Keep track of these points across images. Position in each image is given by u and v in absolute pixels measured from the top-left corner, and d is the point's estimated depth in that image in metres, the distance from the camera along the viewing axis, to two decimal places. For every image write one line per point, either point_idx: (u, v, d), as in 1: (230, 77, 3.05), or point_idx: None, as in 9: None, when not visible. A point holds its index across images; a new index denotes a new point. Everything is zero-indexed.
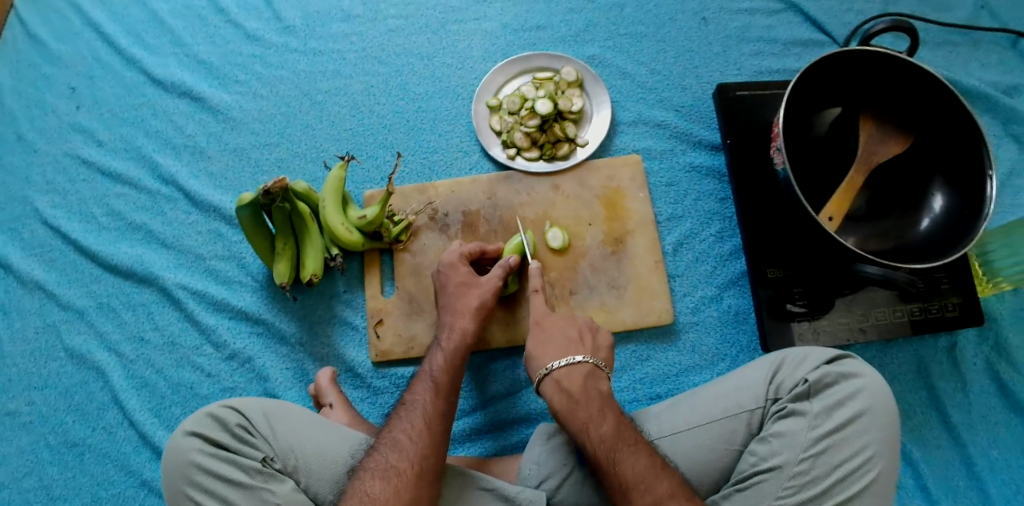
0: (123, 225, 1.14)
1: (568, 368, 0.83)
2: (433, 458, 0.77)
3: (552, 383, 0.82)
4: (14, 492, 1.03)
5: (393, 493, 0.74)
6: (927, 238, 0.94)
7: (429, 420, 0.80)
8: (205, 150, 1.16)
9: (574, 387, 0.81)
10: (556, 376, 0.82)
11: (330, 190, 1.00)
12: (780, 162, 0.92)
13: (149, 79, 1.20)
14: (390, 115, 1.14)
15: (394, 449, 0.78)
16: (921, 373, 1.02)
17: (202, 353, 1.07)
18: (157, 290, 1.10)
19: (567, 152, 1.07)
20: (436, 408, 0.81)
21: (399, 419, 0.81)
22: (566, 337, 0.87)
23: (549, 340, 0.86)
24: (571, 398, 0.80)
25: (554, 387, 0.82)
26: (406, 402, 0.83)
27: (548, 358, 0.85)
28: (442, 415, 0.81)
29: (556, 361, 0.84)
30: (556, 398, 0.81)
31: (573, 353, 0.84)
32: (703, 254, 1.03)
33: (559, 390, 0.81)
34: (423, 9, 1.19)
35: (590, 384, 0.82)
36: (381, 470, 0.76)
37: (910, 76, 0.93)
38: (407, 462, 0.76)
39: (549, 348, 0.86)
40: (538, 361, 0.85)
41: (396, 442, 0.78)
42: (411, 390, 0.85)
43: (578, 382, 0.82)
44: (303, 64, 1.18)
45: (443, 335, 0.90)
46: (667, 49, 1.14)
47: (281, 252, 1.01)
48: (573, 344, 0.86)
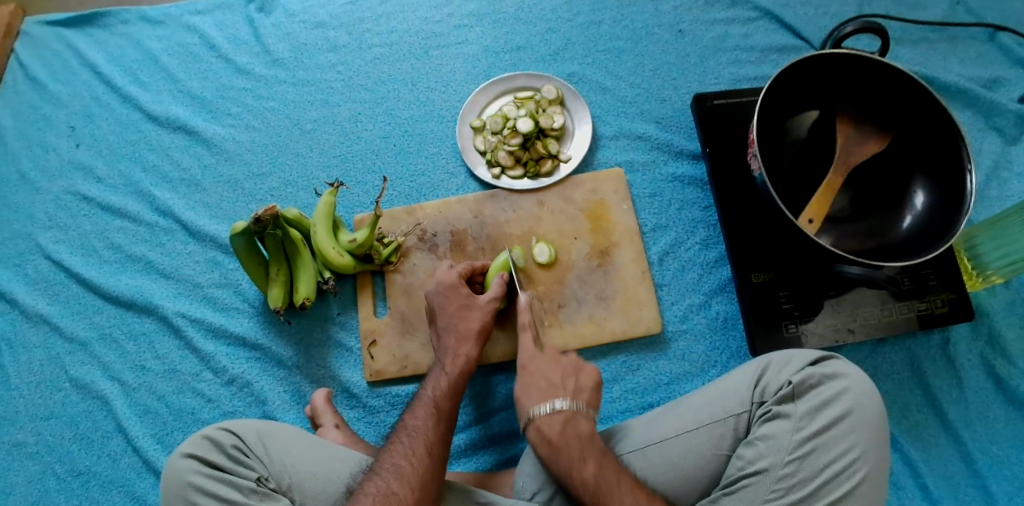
0: (124, 257, 1.18)
1: (547, 414, 0.83)
2: (433, 483, 0.77)
3: (533, 431, 0.82)
4: None
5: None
6: (910, 235, 0.93)
7: (431, 446, 0.79)
8: (200, 182, 1.20)
9: (554, 431, 0.81)
10: (535, 423, 0.83)
11: (321, 215, 1.03)
12: (757, 168, 0.92)
13: (144, 115, 1.25)
14: (377, 140, 1.17)
15: (395, 474, 0.76)
16: (914, 371, 1.02)
17: (202, 379, 1.10)
18: (158, 319, 1.13)
19: (551, 168, 1.09)
20: (436, 433, 0.81)
21: (397, 443, 0.80)
22: (547, 381, 0.87)
23: (532, 382, 0.88)
24: (552, 444, 0.80)
25: (536, 435, 0.82)
26: (404, 426, 0.82)
27: (532, 405, 0.85)
28: (442, 441, 0.81)
29: (536, 407, 0.84)
30: (540, 445, 0.81)
31: (553, 398, 0.84)
32: (690, 262, 1.05)
33: (541, 437, 0.81)
34: (406, 36, 1.23)
35: (571, 429, 0.81)
36: (381, 493, 0.74)
37: (884, 77, 0.93)
38: (407, 488, 0.75)
39: (533, 394, 0.86)
40: (523, 408, 0.86)
41: (398, 467, 0.77)
42: (407, 414, 0.84)
43: (559, 428, 0.81)
44: (292, 95, 1.22)
45: (445, 358, 0.91)
46: (646, 62, 1.16)
47: (275, 278, 1.04)
48: (555, 387, 0.86)
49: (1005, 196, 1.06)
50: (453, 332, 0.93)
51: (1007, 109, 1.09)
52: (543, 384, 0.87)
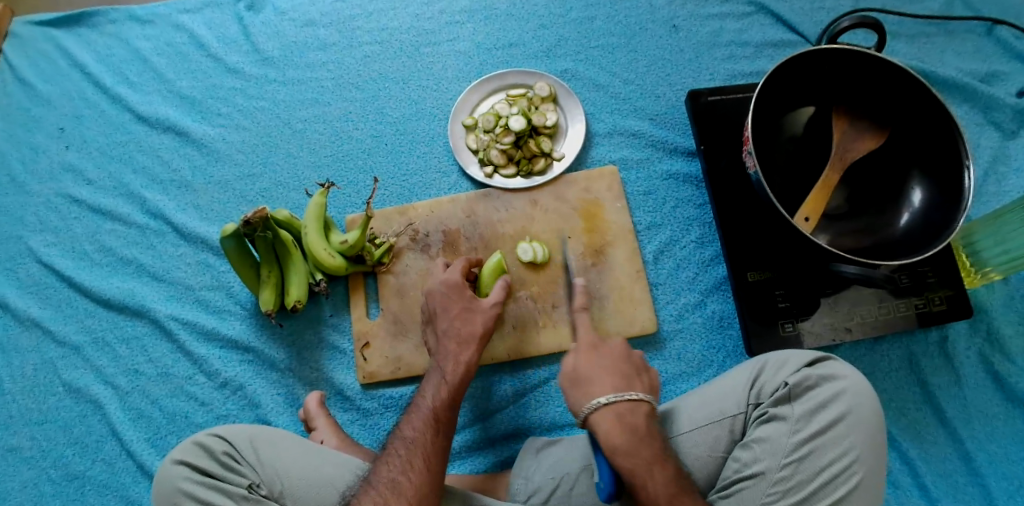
0: (115, 260, 1.17)
1: (630, 403, 0.79)
2: (430, 495, 0.76)
3: (611, 416, 0.78)
4: None
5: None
6: (907, 233, 0.92)
7: (428, 458, 0.78)
8: (191, 184, 1.19)
9: (636, 423, 0.78)
10: (618, 408, 0.79)
11: (312, 216, 1.02)
12: (751, 165, 0.91)
13: (134, 116, 1.24)
14: (369, 139, 1.16)
15: (390, 487, 0.76)
16: (912, 368, 1.01)
17: (195, 382, 1.09)
18: (150, 322, 1.12)
19: (544, 167, 1.07)
20: (433, 444, 0.80)
21: (394, 453, 0.79)
22: (621, 372, 0.83)
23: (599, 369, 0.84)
24: (635, 434, 0.77)
25: (615, 421, 0.78)
26: (400, 437, 0.81)
27: (600, 392, 0.81)
28: (440, 453, 0.80)
29: (613, 393, 0.80)
30: (615, 433, 0.77)
31: (631, 388, 0.81)
32: (685, 260, 1.03)
33: (621, 425, 0.78)
34: (397, 33, 1.21)
35: (649, 422, 0.79)
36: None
37: (881, 72, 0.92)
38: (402, 501, 0.75)
39: (604, 379, 0.82)
40: (589, 391, 0.81)
41: (394, 482, 0.76)
42: (403, 425, 0.83)
43: (641, 419, 0.79)
44: (282, 95, 1.21)
45: (446, 365, 0.89)
46: (640, 58, 1.15)
47: (266, 280, 1.03)
48: (628, 378, 0.83)
49: (1003, 191, 1.05)
50: (448, 336, 0.92)
51: (1004, 103, 1.08)
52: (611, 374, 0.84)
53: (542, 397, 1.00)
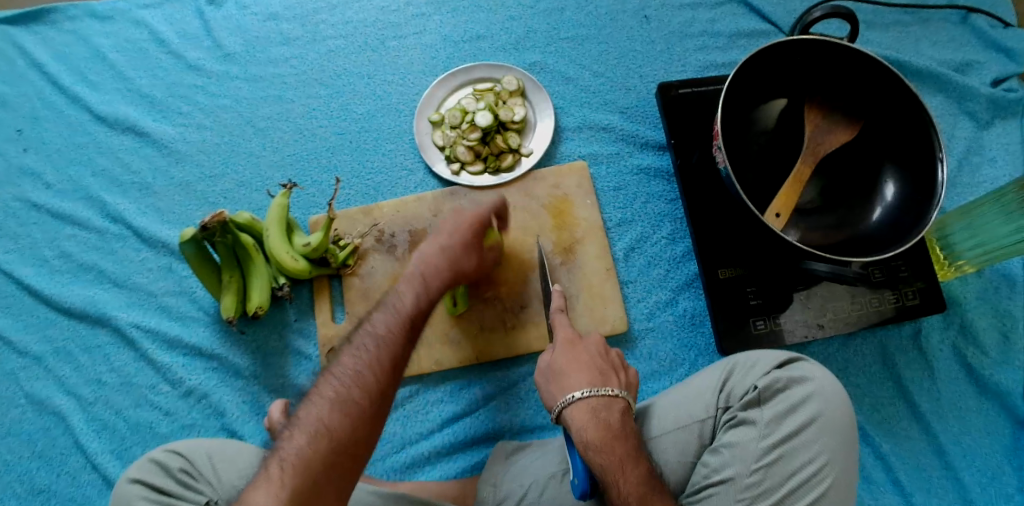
0: (75, 267, 1.13)
1: (606, 399, 0.76)
2: (388, 396, 0.72)
3: (587, 412, 0.75)
4: None
5: (350, 428, 0.68)
6: (881, 227, 0.90)
7: (395, 356, 0.74)
8: (152, 186, 1.15)
9: (613, 419, 0.75)
10: (592, 403, 0.76)
11: (274, 218, 0.99)
12: (722, 160, 0.89)
13: (93, 116, 1.19)
14: (333, 137, 1.12)
15: (354, 380, 0.71)
16: (886, 364, 0.99)
17: (158, 391, 1.06)
18: (112, 331, 1.09)
19: (511, 163, 1.05)
20: (399, 341, 0.75)
21: (359, 345, 0.74)
22: (599, 367, 0.80)
23: (580, 359, 0.80)
24: (610, 430, 0.73)
25: (590, 415, 0.75)
26: (369, 327, 0.76)
27: (575, 384, 0.78)
28: (404, 354, 0.75)
29: (588, 388, 0.77)
30: (592, 428, 0.73)
31: (608, 384, 0.78)
32: (656, 258, 1.01)
33: (596, 420, 0.74)
34: (362, 27, 1.18)
35: (627, 420, 0.76)
36: (338, 401, 0.70)
37: (854, 63, 0.90)
38: (364, 397, 0.71)
39: (580, 373, 0.79)
40: (565, 384, 0.78)
41: (358, 374, 0.71)
42: (372, 319, 0.77)
43: (618, 416, 0.75)
44: (244, 92, 1.17)
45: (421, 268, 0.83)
46: (610, 49, 1.12)
47: (227, 284, 1.00)
48: (608, 373, 0.80)
49: (977, 182, 1.04)
50: None
51: (979, 92, 1.06)
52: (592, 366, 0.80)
53: (512, 400, 0.98)
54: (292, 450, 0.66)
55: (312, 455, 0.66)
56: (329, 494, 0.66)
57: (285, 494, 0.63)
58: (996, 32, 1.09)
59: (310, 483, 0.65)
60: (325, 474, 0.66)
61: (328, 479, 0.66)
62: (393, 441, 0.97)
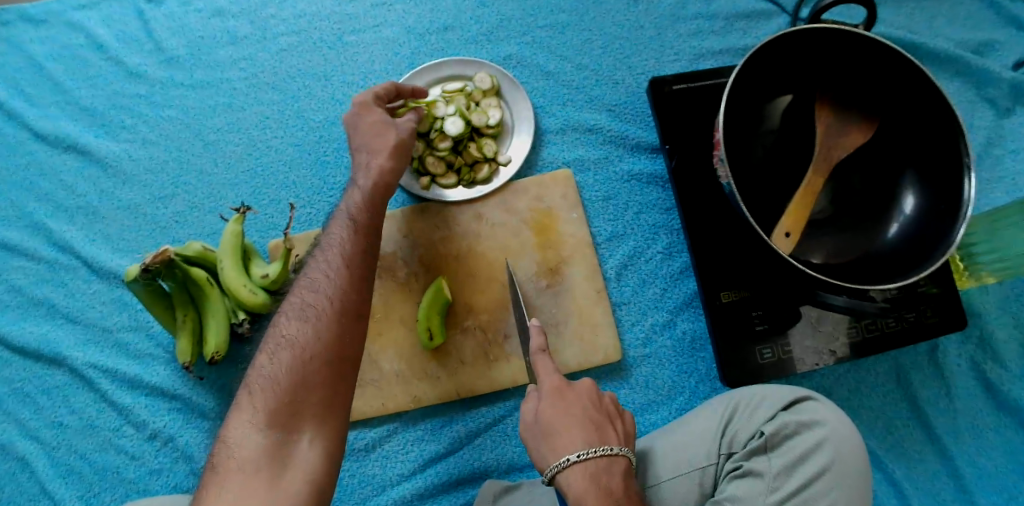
0: (24, 302, 1.04)
1: (606, 459, 0.69)
2: (354, 294, 0.72)
3: (585, 476, 0.68)
4: None
5: (313, 334, 0.68)
6: (897, 245, 0.80)
7: (348, 258, 0.74)
8: (99, 210, 1.05)
9: (615, 483, 0.68)
10: (591, 466, 0.68)
11: (227, 249, 0.90)
12: (723, 175, 0.79)
13: (31, 133, 1.08)
14: (291, 149, 1.01)
15: (311, 291, 0.71)
16: (899, 382, 0.91)
17: (122, 435, 0.99)
18: (69, 371, 1.01)
19: (488, 174, 0.93)
20: (353, 248, 0.74)
21: (316, 260, 0.74)
22: (593, 420, 0.73)
23: (568, 410, 0.73)
24: (612, 498, 0.66)
25: (588, 479, 0.68)
26: (323, 241, 0.76)
27: (571, 442, 0.70)
28: (362, 251, 0.75)
29: (585, 449, 0.69)
30: (592, 495, 0.66)
31: (606, 441, 0.71)
32: (651, 276, 0.92)
33: (596, 486, 0.67)
34: (316, 20, 1.05)
35: (630, 482, 0.69)
36: (298, 312, 0.70)
37: (874, 56, 0.79)
38: (325, 300, 0.71)
39: (574, 428, 0.71)
40: (558, 445, 0.70)
41: (313, 281, 0.72)
42: (327, 231, 0.77)
43: (620, 478, 0.68)
44: (191, 100, 1.06)
45: (360, 173, 0.81)
46: (594, 37, 1.00)
47: (182, 324, 0.91)
48: (603, 428, 0.73)
49: (999, 177, 0.93)
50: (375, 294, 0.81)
51: (1001, 77, 0.94)
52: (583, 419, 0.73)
53: (498, 437, 0.91)
54: (261, 374, 0.67)
55: (280, 369, 0.67)
56: (311, 409, 0.66)
57: (262, 420, 0.64)
58: (1018, 6, 0.97)
59: (285, 398, 0.65)
60: (298, 381, 0.66)
61: (305, 393, 0.66)
62: (372, 484, 0.90)
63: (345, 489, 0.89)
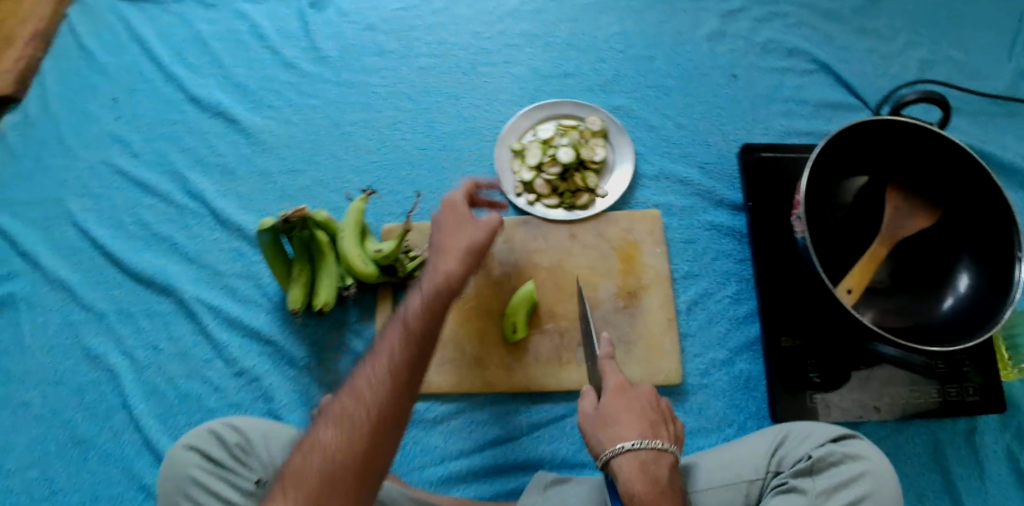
0: (150, 236, 1.19)
1: (655, 451, 0.76)
2: (394, 406, 0.70)
3: (637, 463, 0.75)
4: (19, 481, 1.07)
5: (346, 442, 0.67)
6: (950, 317, 0.90)
7: (396, 368, 0.72)
8: (235, 172, 1.20)
9: (661, 471, 0.75)
10: (642, 455, 0.76)
11: (350, 221, 1.02)
12: (800, 231, 0.89)
13: (187, 97, 1.26)
14: (415, 151, 1.15)
15: (354, 397, 0.71)
16: (935, 456, 0.97)
17: (211, 367, 1.10)
18: (175, 302, 1.14)
19: (587, 202, 1.06)
20: (403, 358, 0.73)
21: (364, 365, 0.73)
22: (649, 416, 0.80)
23: (627, 408, 0.81)
24: (657, 485, 0.73)
25: (638, 468, 0.75)
26: (375, 345, 0.75)
27: (630, 434, 0.78)
28: (411, 363, 0.73)
29: (639, 440, 0.77)
30: (639, 482, 0.73)
31: (658, 436, 0.78)
32: (718, 315, 1.02)
33: (644, 473, 0.74)
34: (455, 48, 1.21)
35: (673, 475, 0.76)
36: (337, 418, 0.69)
37: (941, 150, 0.91)
38: (364, 411, 0.69)
39: (633, 422, 0.79)
40: (618, 433, 0.78)
41: (356, 390, 0.71)
42: (383, 335, 0.76)
43: (666, 470, 0.75)
44: (333, 95, 1.21)
45: (425, 280, 0.80)
46: (695, 103, 1.14)
47: (297, 276, 1.03)
48: (656, 426, 0.80)
49: None
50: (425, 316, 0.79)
51: None
52: (641, 417, 0.80)
53: (557, 434, 0.99)
54: (290, 472, 0.67)
55: (308, 474, 0.66)
56: None
57: None
58: None
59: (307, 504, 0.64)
60: (323, 489, 0.65)
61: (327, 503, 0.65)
62: (433, 454, 0.98)
63: (407, 454, 0.98)
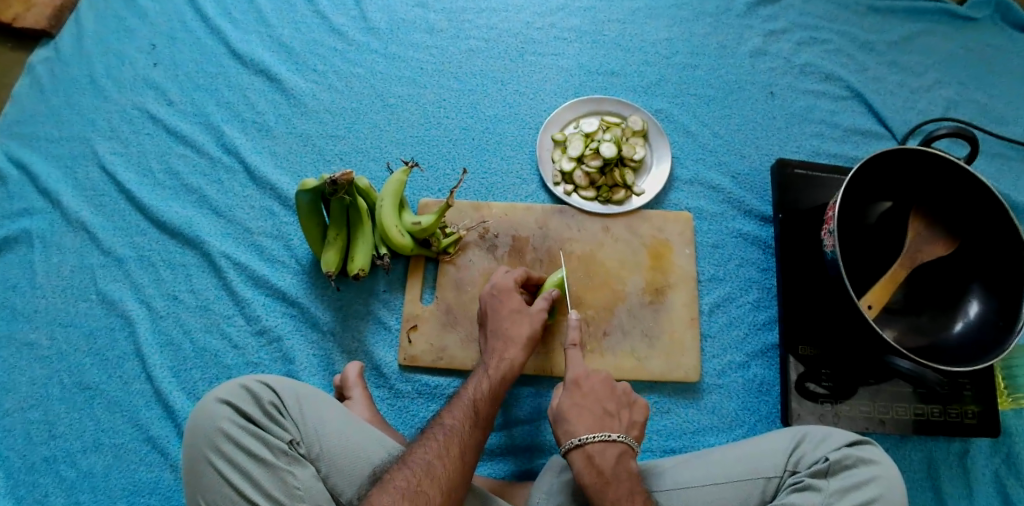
0: (178, 186, 1.16)
1: (603, 444, 0.80)
2: (462, 483, 0.76)
3: (583, 457, 0.79)
4: (17, 421, 1.01)
5: None
6: (960, 342, 0.95)
7: (464, 450, 0.79)
8: (272, 129, 1.19)
9: (606, 464, 0.79)
10: (588, 451, 0.79)
11: (390, 192, 1.01)
12: (830, 244, 0.93)
13: (229, 51, 1.25)
14: (457, 131, 1.17)
15: (425, 471, 0.75)
16: (929, 472, 1.02)
17: (232, 323, 1.06)
18: (201, 255, 1.10)
19: (622, 198, 1.10)
20: (471, 438, 0.80)
21: (431, 438, 0.79)
22: (603, 407, 0.84)
23: (584, 403, 0.84)
24: (602, 477, 0.78)
25: (585, 462, 0.79)
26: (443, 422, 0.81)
27: (582, 427, 0.81)
28: (476, 446, 0.80)
29: (588, 434, 0.80)
30: (587, 473, 0.78)
31: (607, 428, 0.81)
32: (738, 319, 1.06)
33: (590, 467, 0.79)
34: (504, 35, 1.24)
35: (622, 464, 0.79)
36: (409, 491, 0.73)
37: (964, 184, 0.95)
38: (437, 489, 0.74)
39: (584, 416, 0.82)
40: (569, 427, 0.81)
41: (429, 467, 0.75)
42: (447, 413, 0.83)
43: (612, 461, 0.79)
44: (380, 66, 1.22)
45: (490, 360, 0.90)
46: (732, 115, 1.18)
47: (332, 242, 1.02)
48: (609, 416, 0.83)
49: None
50: (501, 335, 0.92)
51: None
52: (598, 409, 0.83)
53: None
54: None
55: None
56: None
57: None
58: None
59: None
60: None
61: None
62: None
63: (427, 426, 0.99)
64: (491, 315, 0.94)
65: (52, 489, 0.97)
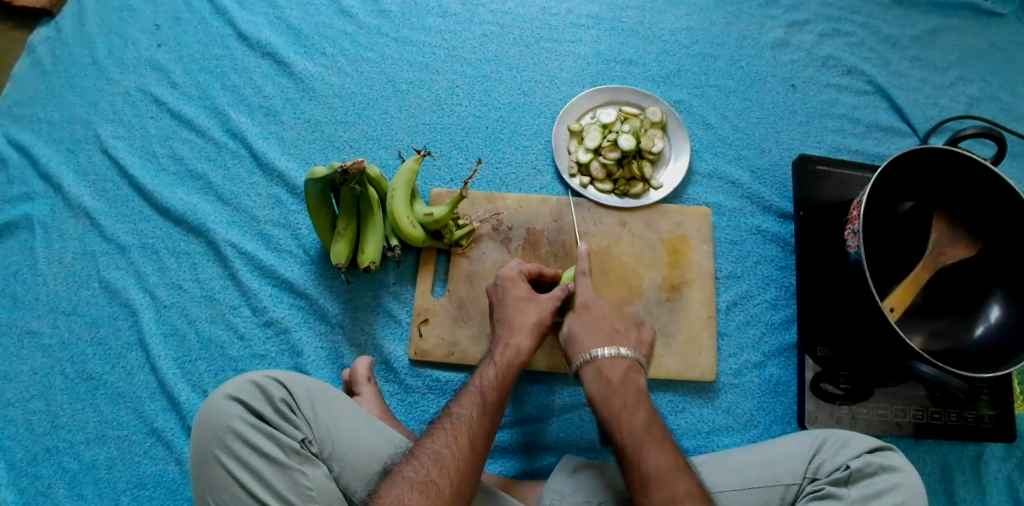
0: (183, 172, 1.12)
1: (611, 358, 0.83)
2: (473, 475, 0.74)
3: (593, 371, 0.83)
4: (19, 412, 0.99)
5: None
6: (980, 346, 0.93)
7: (473, 439, 0.76)
8: (279, 115, 1.15)
9: (613, 376, 0.83)
10: (598, 363, 0.83)
11: (402, 181, 0.98)
12: (854, 244, 0.91)
13: (235, 32, 1.21)
14: (470, 119, 1.14)
15: (434, 463, 0.73)
16: (943, 476, 1.00)
17: (238, 314, 1.04)
18: (206, 243, 1.08)
19: (640, 191, 1.07)
20: (480, 427, 0.77)
21: (439, 427, 0.77)
22: (611, 325, 0.87)
23: (593, 324, 0.87)
24: (611, 386, 0.82)
25: (595, 374, 0.83)
26: (451, 411, 0.79)
27: (592, 344, 0.85)
28: (487, 436, 0.78)
29: (599, 348, 0.84)
30: (595, 386, 0.83)
31: (615, 343, 0.85)
32: (755, 318, 1.04)
33: (598, 376, 0.83)
34: (520, 20, 1.20)
35: (630, 377, 0.83)
36: (419, 484, 0.71)
37: (989, 185, 0.92)
38: (446, 481, 0.72)
39: (594, 334, 0.86)
40: (579, 347, 0.85)
41: (438, 458, 0.73)
42: (456, 402, 0.80)
43: (620, 374, 0.83)
44: (391, 50, 1.18)
45: (496, 348, 0.87)
46: (753, 108, 1.15)
47: (342, 232, 0.99)
48: (618, 334, 0.87)
49: None
50: (508, 323, 0.89)
51: None
52: (606, 328, 0.87)
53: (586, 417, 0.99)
54: None
55: None
56: None
57: None
58: None
59: None
60: None
61: None
62: None
63: None
64: (500, 308, 0.91)
65: (54, 481, 0.95)
